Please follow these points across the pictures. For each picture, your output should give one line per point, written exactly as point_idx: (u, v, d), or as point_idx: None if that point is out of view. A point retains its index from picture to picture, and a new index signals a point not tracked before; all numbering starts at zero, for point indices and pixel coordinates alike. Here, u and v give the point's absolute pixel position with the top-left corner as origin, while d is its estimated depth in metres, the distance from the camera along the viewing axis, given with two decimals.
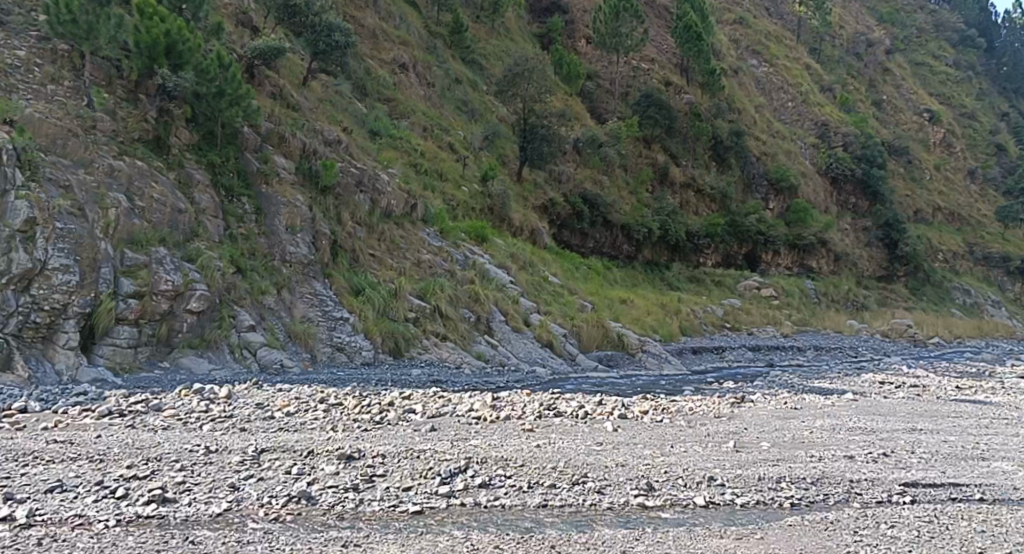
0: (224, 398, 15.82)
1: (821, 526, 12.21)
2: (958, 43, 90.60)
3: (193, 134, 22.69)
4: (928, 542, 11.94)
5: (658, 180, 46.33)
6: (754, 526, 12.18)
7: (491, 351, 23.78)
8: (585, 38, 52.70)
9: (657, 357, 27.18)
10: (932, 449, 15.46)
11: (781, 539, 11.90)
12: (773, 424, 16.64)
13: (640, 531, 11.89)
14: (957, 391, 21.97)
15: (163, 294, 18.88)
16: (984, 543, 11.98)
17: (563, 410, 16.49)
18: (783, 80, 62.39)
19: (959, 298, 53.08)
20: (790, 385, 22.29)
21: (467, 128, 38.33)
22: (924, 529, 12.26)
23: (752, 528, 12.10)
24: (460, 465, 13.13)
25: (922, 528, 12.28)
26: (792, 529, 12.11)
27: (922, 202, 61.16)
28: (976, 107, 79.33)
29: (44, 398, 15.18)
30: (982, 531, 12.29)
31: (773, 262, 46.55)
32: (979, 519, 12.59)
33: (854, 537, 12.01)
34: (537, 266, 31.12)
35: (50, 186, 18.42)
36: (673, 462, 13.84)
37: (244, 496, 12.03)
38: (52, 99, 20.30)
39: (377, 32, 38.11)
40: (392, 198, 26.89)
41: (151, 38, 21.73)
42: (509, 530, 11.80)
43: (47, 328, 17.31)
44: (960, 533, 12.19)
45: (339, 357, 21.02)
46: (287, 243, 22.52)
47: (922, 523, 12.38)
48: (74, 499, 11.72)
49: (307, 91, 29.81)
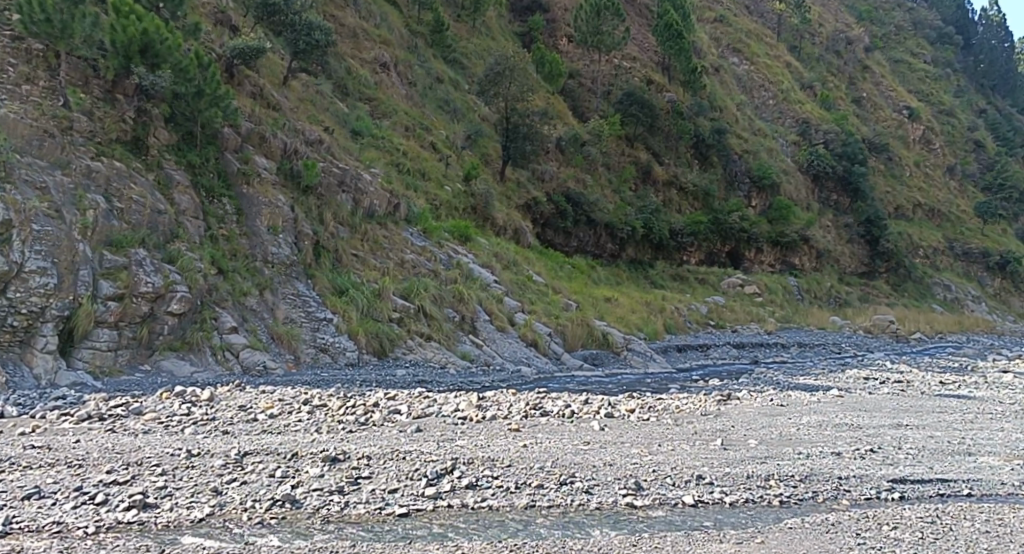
0: (205, 400, 15.62)
1: (821, 529, 12.04)
2: (937, 40, 91.06)
3: (172, 135, 22.40)
4: (932, 544, 11.79)
5: (640, 178, 46.36)
6: (753, 529, 12.00)
7: (475, 351, 23.64)
8: (566, 37, 52.58)
9: (642, 355, 27.17)
10: (919, 445, 15.46)
11: (781, 542, 11.73)
12: (760, 421, 16.59)
13: (636, 537, 11.69)
14: (940, 386, 22.03)
15: (143, 296, 18.70)
16: (989, 545, 11.83)
17: (550, 409, 16.38)
18: (763, 78, 62.53)
19: (940, 294, 53.35)
20: (775, 382, 22.25)
21: (449, 126, 38.17)
22: (919, 527, 12.16)
23: (751, 532, 11.92)
24: (446, 466, 12.99)
25: (925, 529, 12.13)
26: (793, 532, 11.94)
27: (902, 199, 61.47)
28: (954, 104, 79.86)
29: (23, 404, 14.95)
30: (985, 532, 12.15)
31: (755, 260, 46.69)
32: (981, 519, 12.46)
33: (848, 535, 11.95)
34: (521, 265, 31.02)
35: (25, 187, 18.17)
36: (661, 461, 13.75)
37: (226, 501, 11.86)
38: (27, 100, 19.97)
39: (357, 31, 37.86)
40: (374, 198, 26.73)
41: (128, 36, 21.51)
42: (501, 536, 11.60)
43: (24, 332, 17.08)
44: (964, 534, 12.04)
45: (323, 359, 20.84)
46: (269, 244, 22.32)
47: (924, 524, 12.24)
48: (52, 506, 11.52)
49: (287, 90, 29.57)
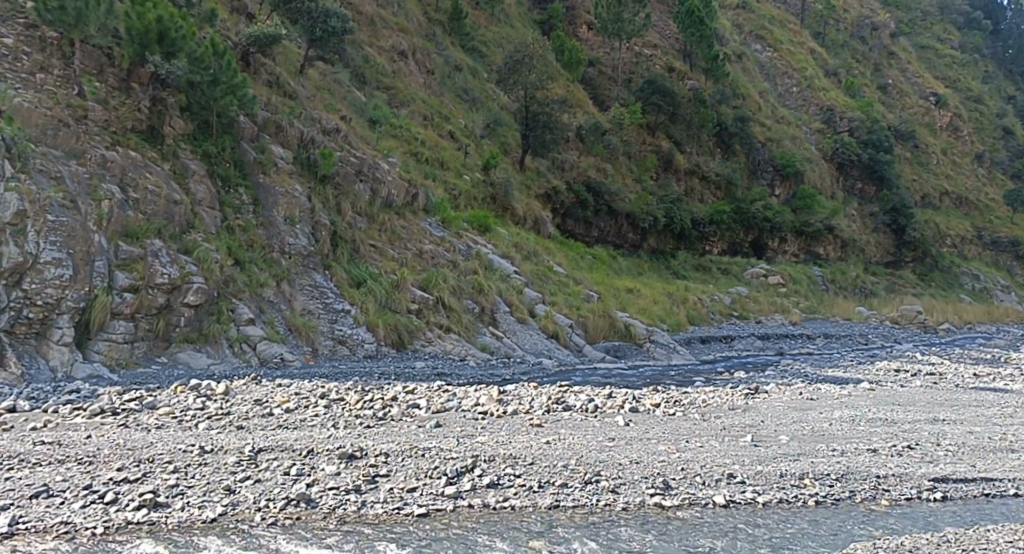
0: (221, 394, 15.26)
1: (886, 547, 11.24)
2: (964, 26, 89.61)
3: (187, 124, 22.06)
4: None
5: (663, 167, 45.72)
6: (809, 546, 11.23)
7: (495, 343, 23.18)
8: (586, 24, 51.92)
9: (666, 347, 26.65)
10: (959, 441, 14.88)
11: None
12: (790, 415, 16.09)
13: None
14: (975, 379, 21.37)
15: (159, 287, 18.39)
16: None
17: (573, 404, 15.93)
18: (787, 65, 61.73)
19: (969, 283, 52.38)
20: (803, 374, 21.69)
21: (468, 115, 37.72)
22: (981, 537, 11.51)
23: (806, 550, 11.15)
24: (466, 464, 12.53)
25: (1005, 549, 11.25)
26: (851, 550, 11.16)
27: (928, 188, 60.52)
28: (982, 90, 78.62)
29: (35, 397, 14.58)
30: None
31: (779, 249, 46.07)
32: None
33: (912, 548, 11.23)
34: (542, 256, 30.50)
35: (40, 177, 17.76)
36: (690, 458, 13.25)
37: (239, 500, 11.46)
38: (42, 88, 19.60)
39: (375, 19, 37.34)
40: (393, 188, 26.22)
41: (143, 24, 21.11)
42: (531, 547, 11.00)
43: (40, 324, 16.72)
44: None
45: (340, 350, 20.43)
46: (286, 234, 21.94)
47: (1004, 543, 11.38)
48: (60, 505, 11.13)
49: (304, 78, 29.20)
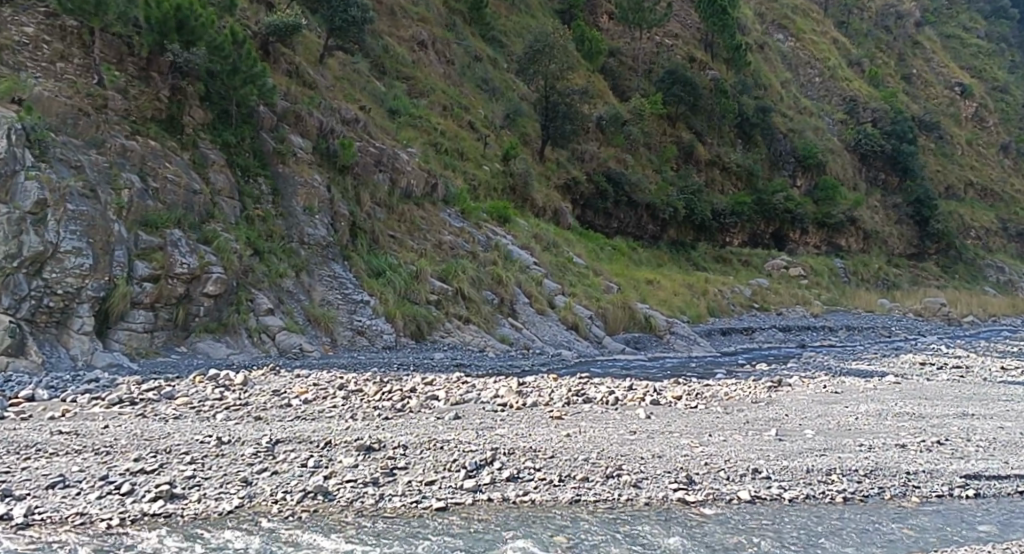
0: (239, 384, 15.21)
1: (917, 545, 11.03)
2: (990, 14, 88.78)
3: (207, 113, 21.91)
4: None
5: (682, 157, 45.48)
6: (836, 542, 11.06)
7: (514, 334, 23.03)
8: (607, 13, 51.47)
9: (686, 339, 26.43)
10: (989, 437, 14.61)
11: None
12: (814, 409, 15.87)
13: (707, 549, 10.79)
14: (1002, 372, 21.04)
15: (178, 276, 18.34)
16: None
17: (593, 396, 15.78)
18: (809, 55, 61.25)
19: (993, 276, 51.76)
20: (827, 367, 21.46)
21: (489, 105, 37.47)
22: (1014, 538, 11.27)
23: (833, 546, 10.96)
24: (485, 457, 12.41)
25: None
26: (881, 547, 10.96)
27: (953, 178, 59.96)
28: (1009, 79, 77.78)
29: (53, 386, 14.55)
30: None
31: (800, 241, 45.79)
32: None
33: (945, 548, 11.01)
34: (561, 246, 30.30)
35: (60, 165, 17.72)
36: (714, 453, 13.08)
37: (256, 492, 11.38)
38: (62, 78, 19.63)
39: (395, 9, 37.15)
40: (412, 177, 26.09)
41: (162, 13, 21.08)
42: (554, 539, 10.87)
43: (61, 313, 16.66)
44: None
45: (359, 341, 20.30)
46: (305, 225, 21.83)
47: None
48: (76, 496, 11.07)
49: (324, 68, 29.10)
